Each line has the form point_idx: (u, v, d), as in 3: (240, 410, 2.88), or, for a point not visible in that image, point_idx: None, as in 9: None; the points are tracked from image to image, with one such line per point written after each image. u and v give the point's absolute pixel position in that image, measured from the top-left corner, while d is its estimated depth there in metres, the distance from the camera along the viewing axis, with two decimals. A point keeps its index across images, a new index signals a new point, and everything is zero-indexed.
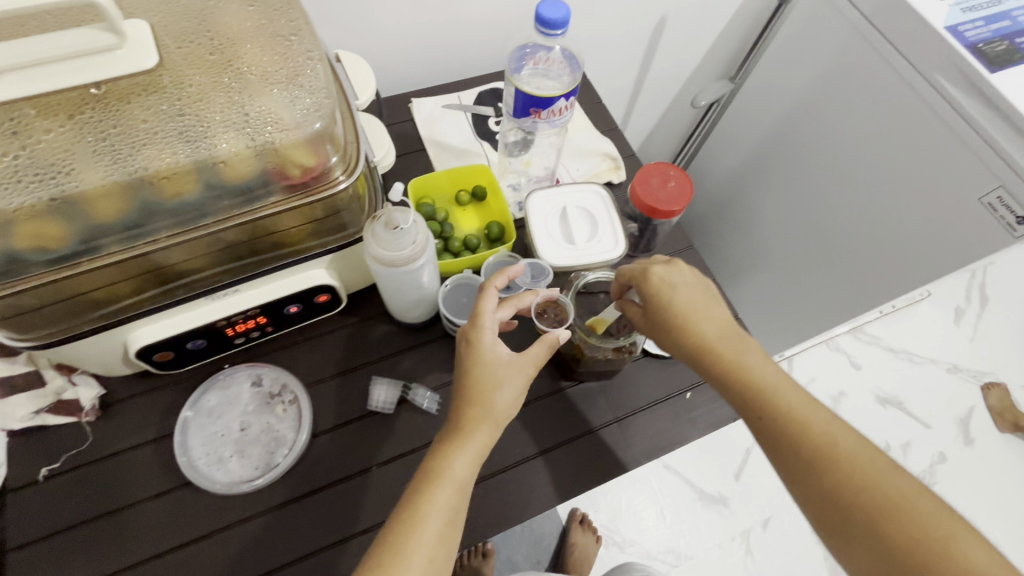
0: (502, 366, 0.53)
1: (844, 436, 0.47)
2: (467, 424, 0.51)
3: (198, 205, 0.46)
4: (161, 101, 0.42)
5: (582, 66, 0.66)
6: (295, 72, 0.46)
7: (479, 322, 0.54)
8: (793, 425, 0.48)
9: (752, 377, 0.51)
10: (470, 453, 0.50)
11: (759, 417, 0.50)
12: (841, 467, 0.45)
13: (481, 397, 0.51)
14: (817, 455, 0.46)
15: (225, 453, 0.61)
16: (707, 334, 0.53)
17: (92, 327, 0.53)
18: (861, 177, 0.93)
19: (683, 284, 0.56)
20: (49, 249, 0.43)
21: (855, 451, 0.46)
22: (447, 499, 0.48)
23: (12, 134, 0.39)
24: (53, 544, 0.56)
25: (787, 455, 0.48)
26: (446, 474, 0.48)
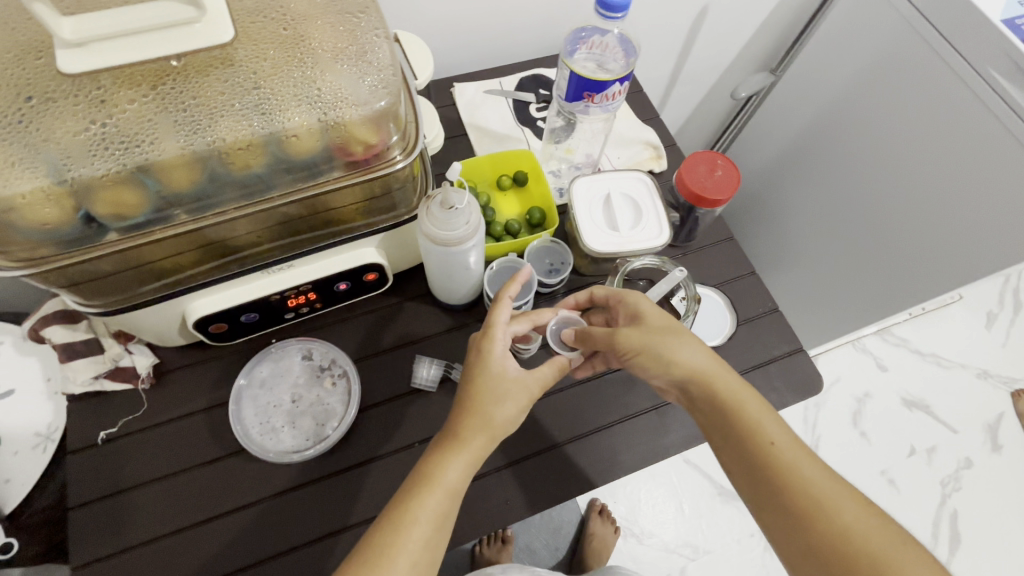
0: (502, 380, 0.54)
1: (838, 487, 0.47)
2: (465, 433, 0.52)
3: (264, 179, 0.47)
4: (237, 74, 0.43)
5: (637, 50, 0.66)
6: (363, 49, 0.47)
7: (490, 329, 0.56)
8: (782, 468, 0.48)
9: (749, 415, 0.51)
10: (464, 462, 0.50)
11: (769, 446, 0.49)
12: (838, 520, 0.45)
13: (478, 410, 0.52)
14: (812, 506, 0.46)
15: (277, 423, 0.63)
16: (703, 368, 0.54)
17: (155, 297, 0.54)
18: (903, 173, 0.91)
19: (671, 325, 0.57)
20: (125, 216, 0.44)
21: (838, 497, 0.46)
22: (436, 505, 0.48)
23: (99, 103, 0.41)
24: (111, 505, 0.58)
25: (782, 497, 0.48)
26: (438, 480, 0.49)
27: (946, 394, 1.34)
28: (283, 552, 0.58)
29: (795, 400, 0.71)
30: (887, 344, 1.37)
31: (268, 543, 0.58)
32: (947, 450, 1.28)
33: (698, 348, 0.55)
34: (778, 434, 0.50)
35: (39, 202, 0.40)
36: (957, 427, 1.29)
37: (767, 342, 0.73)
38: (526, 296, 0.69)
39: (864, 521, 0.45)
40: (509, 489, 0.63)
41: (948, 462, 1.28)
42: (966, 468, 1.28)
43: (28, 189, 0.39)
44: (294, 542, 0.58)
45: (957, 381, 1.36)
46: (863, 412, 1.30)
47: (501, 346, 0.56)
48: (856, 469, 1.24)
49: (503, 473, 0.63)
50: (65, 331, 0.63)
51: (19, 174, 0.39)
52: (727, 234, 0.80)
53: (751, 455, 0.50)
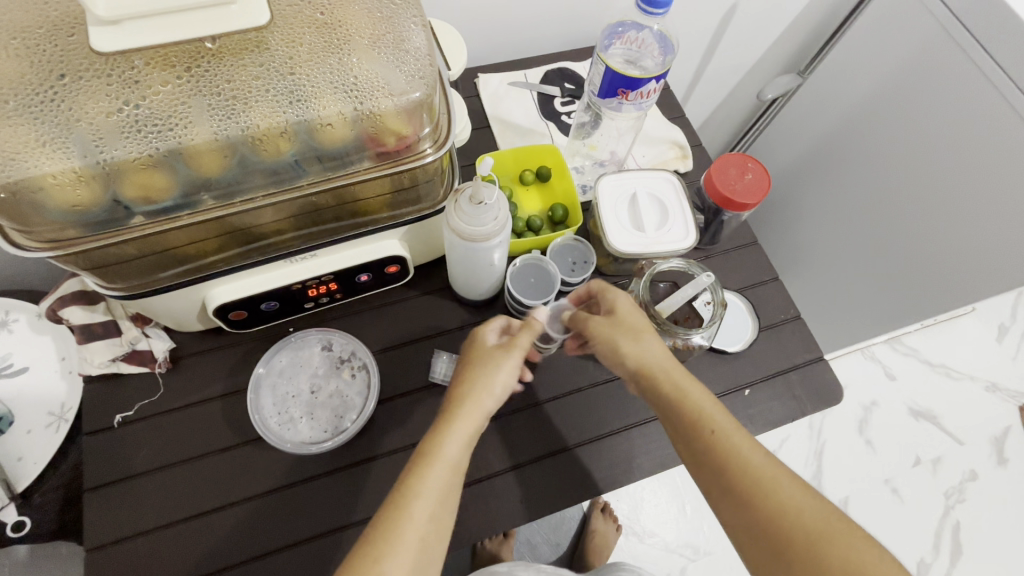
0: (490, 355, 0.54)
1: (778, 469, 0.46)
2: (457, 407, 0.50)
3: (293, 167, 0.46)
4: (272, 59, 0.42)
5: (675, 49, 0.64)
6: (401, 37, 0.45)
7: (482, 325, 0.59)
8: (724, 454, 0.48)
9: (691, 405, 0.51)
10: (461, 434, 0.49)
11: (708, 433, 0.49)
12: (776, 500, 0.45)
13: (467, 382, 0.52)
14: (750, 487, 0.46)
15: (295, 413, 0.62)
16: (652, 361, 0.54)
17: (176, 282, 0.53)
18: (930, 183, 0.90)
19: (637, 317, 0.57)
20: (152, 200, 0.43)
21: (778, 478, 0.46)
22: (440, 478, 0.46)
23: (132, 83, 0.40)
24: (125, 488, 0.58)
25: (727, 484, 0.47)
26: (437, 454, 0.47)
27: (956, 407, 1.32)
28: (299, 542, 0.57)
29: (815, 409, 0.70)
30: (898, 354, 1.35)
31: (283, 534, 0.57)
32: (952, 462, 1.28)
33: (650, 343, 0.55)
34: (717, 420, 0.50)
35: (68, 183, 0.39)
36: (963, 439, 1.28)
37: (788, 350, 0.72)
38: (548, 294, 0.68)
39: (800, 499, 0.44)
40: (525, 487, 0.62)
41: (952, 473, 1.27)
42: (970, 480, 1.27)
43: (58, 170, 0.39)
44: (308, 533, 0.58)
45: (967, 394, 1.34)
46: (869, 421, 1.27)
47: (489, 339, 0.57)
48: (860, 477, 1.24)
49: (520, 471, 0.63)
50: (83, 313, 0.62)
51: (49, 154, 0.38)
52: (752, 239, 0.79)
53: (693, 442, 0.50)
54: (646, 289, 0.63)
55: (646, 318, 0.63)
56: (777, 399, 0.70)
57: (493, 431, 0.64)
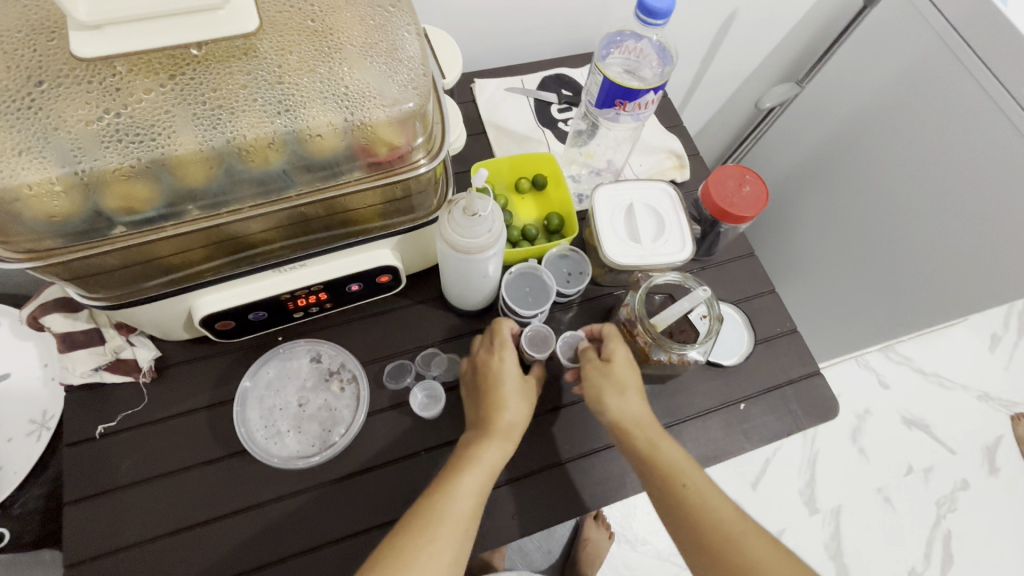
0: (518, 384, 0.60)
1: (744, 524, 0.50)
2: (492, 419, 0.57)
3: (282, 177, 0.45)
4: (260, 67, 0.41)
5: (673, 60, 0.63)
6: (394, 46, 0.44)
7: (503, 345, 0.62)
8: (697, 508, 0.51)
9: (665, 459, 0.54)
10: (496, 445, 0.55)
11: (681, 487, 0.53)
12: (742, 554, 0.48)
13: (502, 406, 0.57)
14: (721, 541, 0.49)
15: (282, 427, 0.61)
16: (630, 416, 0.57)
17: (160, 292, 0.52)
18: (926, 196, 0.90)
19: (628, 375, 0.59)
20: (136, 211, 0.42)
21: (746, 533, 0.50)
22: (478, 482, 0.53)
23: (114, 91, 0.38)
24: (106, 503, 0.57)
25: (698, 538, 0.50)
26: (478, 460, 0.54)
27: (947, 416, 1.32)
28: (284, 559, 0.56)
29: (810, 424, 0.70)
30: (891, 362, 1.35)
31: (267, 550, 0.56)
32: (944, 471, 1.27)
33: (632, 400, 0.58)
34: (690, 475, 0.53)
35: (46, 193, 0.38)
36: (955, 448, 1.28)
37: (783, 364, 0.72)
38: (543, 305, 0.67)
39: (765, 553, 0.48)
40: (516, 502, 0.61)
41: (944, 482, 1.27)
42: (962, 490, 1.27)
43: (36, 181, 0.37)
44: (293, 550, 0.56)
45: (957, 402, 1.34)
46: (862, 429, 1.27)
47: (513, 363, 0.60)
48: (852, 486, 1.23)
49: (511, 486, 0.62)
50: (65, 320, 0.60)
51: (27, 163, 0.37)
52: (748, 250, 0.78)
53: (666, 497, 0.53)
54: (641, 303, 0.62)
55: (641, 332, 0.61)
56: (772, 414, 0.69)
57: None
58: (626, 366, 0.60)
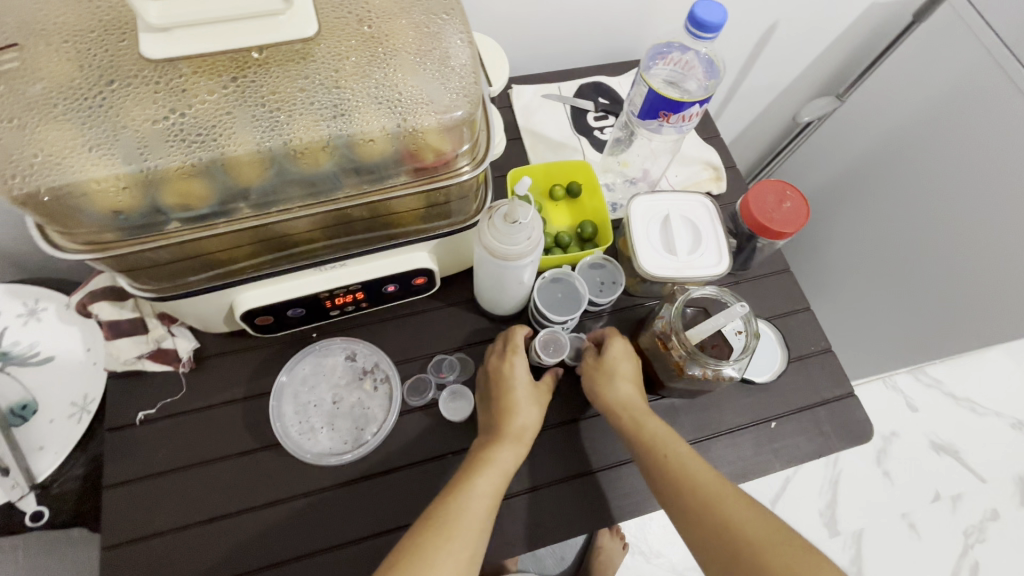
0: (529, 390, 0.61)
1: (724, 488, 0.50)
2: (505, 422, 0.57)
3: (330, 178, 0.46)
4: (317, 71, 0.42)
5: (720, 74, 0.63)
6: (445, 54, 0.45)
7: (514, 350, 0.63)
8: (676, 474, 0.52)
9: (648, 431, 0.56)
10: (513, 449, 0.56)
11: (661, 456, 0.54)
12: (721, 514, 0.48)
13: (516, 409, 0.58)
14: (700, 503, 0.50)
15: (315, 423, 0.62)
16: (619, 397, 0.59)
17: (203, 286, 0.53)
18: (979, 215, 0.87)
19: (623, 365, 0.62)
20: (190, 207, 0.43)
21: (725, 495, 0.49)
22: (495, 483, 0.53)
23: (179, 91, 0.39)
24: (143, 488, 0.58)
25: (678, 502, 0.51)
26: (495, 461, 0.54)
27: (981, 443, 1.18)
28: (313, 553, 0.57)
29: (843, 446, 0.68)
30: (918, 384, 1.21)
31: (295, 543, 0.57)
32: (973, 500, 1.14)
33: (623, 382, 0.60)
34: (672, 446, 0.54)
35: (111, 189, 0.39)
36: (986, 477, 1.14)
37: (818, 384, 0.70)
38: (575, 312, 0.66)
39: (744, 513, 0.48)
40: (541, 509, 0.61)
41: (973, 512, 1.14)
42: (991, 520, 1.14)
43: (102, 176, 0.38)
44: (320, 545, 0.57)
45: (991, 431, 1.20)
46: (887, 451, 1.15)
47: (524, 367, 0.62)
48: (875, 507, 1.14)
49: (538, 493, 0.62)
50: (112, 309, 0.63)
51: (95, 159, 0.38)
52: (783, 266, 0.77)
53: (649, 467, 0.54)
54: (677, 314, 0.61)
55: (675, 345, 0.60)
56: (804, 434, 0.68)
57: None
58: (624, 355, 0.63)
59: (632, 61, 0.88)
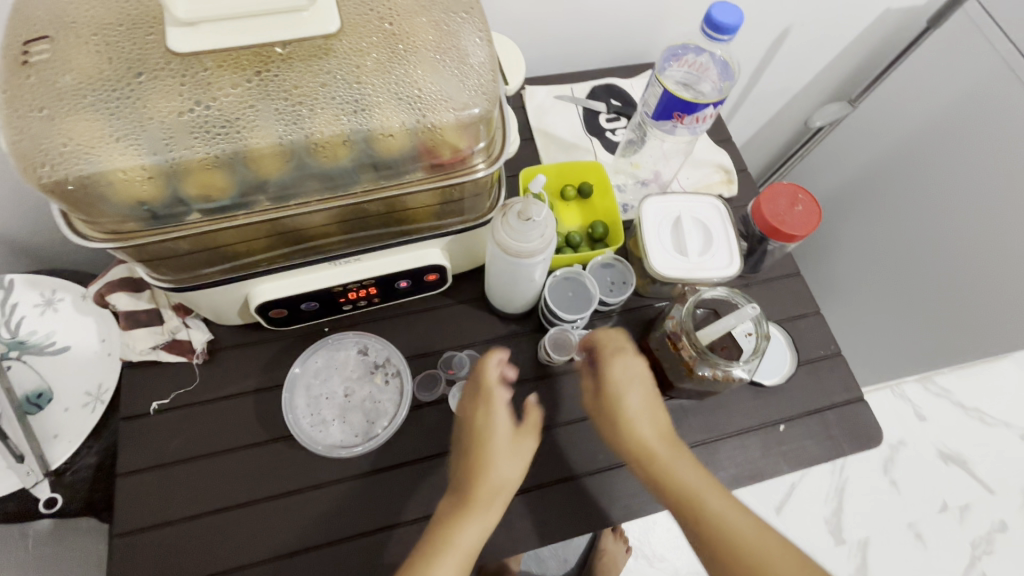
0: (507, 439, 0.56)
1: (761, 537, 0.52)
2: (473, 486, 0.53)
3: (348, 173, 0.46)
4: (338, 66, 0.42)
5: (734, 76, 0.63)
6: (464, 52, 0.45)
7: (489, 394, 0.59)
8: (718, 527, 0.52)
9: (678, 475, 0.55)
10: (479, 519, 0.52)
11: (698, 505, 0.53)
12: (765, 568, 0.50)
13: (485, 470, 0.54)
14: (740, 555, 0.51)
15: (327, 415, 0.62)
16: (639, 436, 0.57)
17: (220, 277, 0.54)
18: (997, 224, 0.87)
19: (629, 394, 0.59)
20: (211, 199, 0.44)
21: (765, 547, 0.51)
22: (456, 565, 0.50)
23: (204, 84, 0.40)
24: (156, 477, 0.59)
25: (716, 552, 0.52)
26: (455, 542, 0.51)
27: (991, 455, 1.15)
28: (322, 545, 0.57)
29: (851, 451, 0.68)
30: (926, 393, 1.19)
31: (306, 534, 0.58)
32: (981, 512, 1.11)
33: (639, 418, 0.57)
34: (704, 491, 0.54)
35: (135, 179, 0.40)
36: (995, 488, 1.11)
37: (827, 388, 0.70)
38: (585, 310, 0.67)
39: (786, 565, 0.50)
40: (548, 507, 0.62)
41: (980, 522, 1.10)
42: (999, 532, 1.10)
43: (127, 166, 0.39)
44: (329, 537, 0.58)
45: (1001, 443, 1.16)
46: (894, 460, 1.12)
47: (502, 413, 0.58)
48: (879, 516, 1.09)
49: (545, 491, 0.62)
50: (129, 299, 0.64)
51: (121, 150, 0.39)
52: (793, 269, 0.77)
53: (681, 511, 0.54)
54: (688, 315, 0.61)
55: (685, 345, 0.60)
56: (812, 438, 0.68)
57: None
58: (629, 377, 0.60)
59: (643, 64, 0.89)
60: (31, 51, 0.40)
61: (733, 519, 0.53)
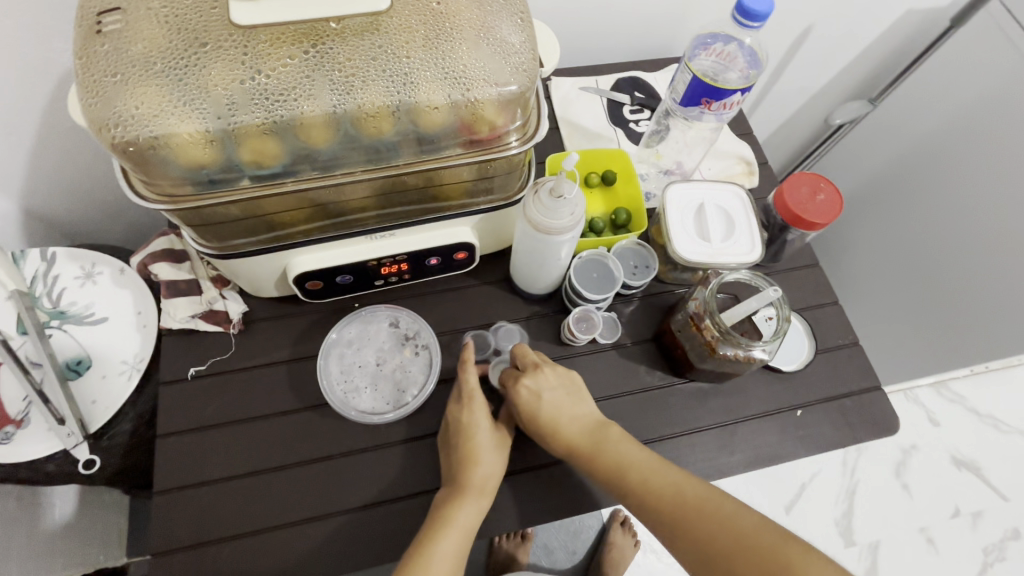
0: (490, 433, 0.60)
1: (704, 491, 0.53)
2: (466, 473, 0.56)
3: (391, 146, 0.49)
4: (387, 42, 0.45)
5: (761, 65, 0.65)
6: (504, 32, 0.48)
7: (471, 398, 0.60)
8: (650, 491, 0.54)
9: (608, 454, 0.57)
10: (474, 502, 0.56)
11: (628, 475, 0.55)
12: (707, 521, 0.51)
13: (476, 460, 0.57)
14: (683, 513, 0.52)
15: (359, 384, 0.64)
16: (568, 432, 0.58)
17: (263, 246, 0.56)
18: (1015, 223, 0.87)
19: (548, 394, 0.59)
20: (263, 165, 0.46)
21: (708, 501, 0.52)
22: (455, 543, 0.53)
23: (263, 55, 0.43)
24: (194, 439, 0.61)
25: (660, 515, 0.53)
26: (453, 522, 0.54)
27: (1007, 462, 1.13)
28: (352, 508, 0.59)
29: (867, 438, 0.69)
30: (941, 399, 1.16)
31: (337, 497, 0.60)
32: (994, 518, 1.08)
33: (563, 412, 0.59)
34: (635, 461, 0.56)
35: (197, 142, 0.42)
36: (1009, 494, 1.08)
37: (844, 376, 0.71)
38: (609, 291, 0.68)
39: (736, 512, 0.51)
40: (570, 481, 0.64)
41: (992, 530, 1.08)
42: (1013, 539, 1.08)
43: (190, 130, 0.42)
44: (361, 501, 0.60)
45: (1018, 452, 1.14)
46: (907, 465, 1.10)
47: (484, 414, 0.60)
48: (892, 519, 1.07)
49: (566, 466, 0.64)
50: (171, 269, 0.67)
51: (185, 114, 0.42)
52: (812, 260, 0.78)
53: (619, 486, 0.56)
54: (711, 296, 0.62)
55: (708, 326, 0.62)
56: (828, 423, 0.69)
57: None
58: (557, 380, 0.61)
59: (667, 58, 0.91)
60: (104, 22, 0.42)
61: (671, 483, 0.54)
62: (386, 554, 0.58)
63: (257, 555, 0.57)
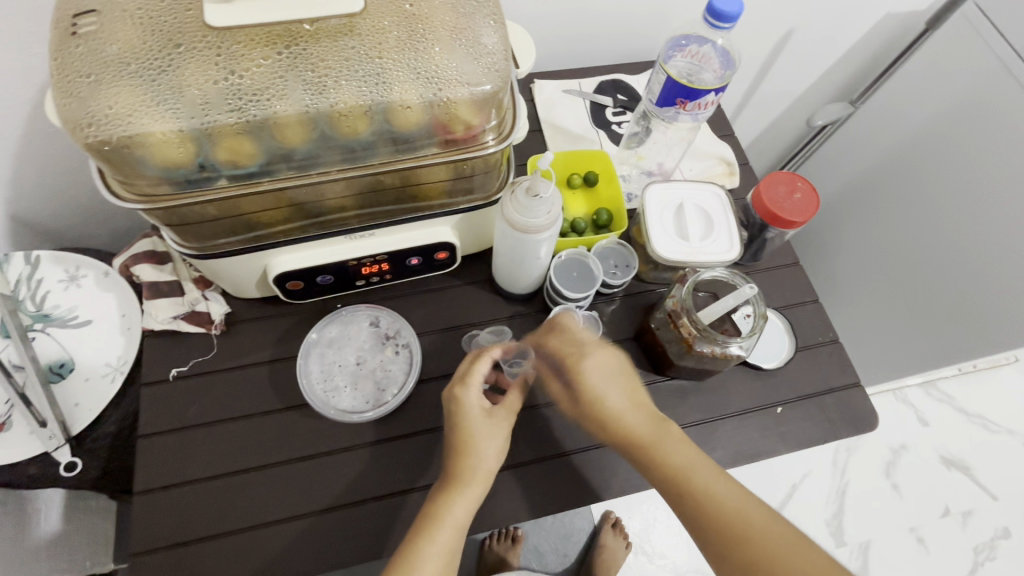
0: (484, 418, 0.57)
1: (763, 512, 0.50)
2: (460, 465, 0.55)
3: (366, 144, 0.49)
4: (359, 43, 0.45)
5: (735, 65, 0.66)
6: (477, 33, 0.48)
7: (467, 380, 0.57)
8: (709, 502, 0.51)
9: (667, 451, 0.53)
10: (467, 496, 0.54)
11: (687, 479, 0.52)
12: (761, 543, 0.49)
13: (469, 449, 0.55)
14: (743, 531, 0.49)
15: (340, 383, 0.65)
16: (626, 422, 0.55)
17: (242, 246, 0.57)
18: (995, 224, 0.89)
19: (613, 391, 0.55)
20: (239, 164, 0.47)
21: (767, 524, 0.50)
22: (447, 540, 0.52)
23: (237, 56, 0.43)
24: (176, 439, 0.61)
25: (710, 527, 0.50)
26: (445, 517, 0.52)
27: (996, 461, 1.13)
28: (331, 508, 0.60)
29: (847, 434, 0.70)
30: (930, 399, 1.16)
31: (321, 496, 0.60)
32: (984, 517, 1.09)
33: (627, 402, 0.55)
34: (694, 463, 0.53)
35: (172, 142, 0.43)
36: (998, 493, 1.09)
37: (825, 373, 0.72)
38: (589, 290, 0.69)
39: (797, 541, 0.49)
40: (551, 479, 0.64)
41: (982, 529, 1.08)
42: (1002, 538, 1.08)
43: (165, 129, 0.42)
44: (342, 500, 0.60)
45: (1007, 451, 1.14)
46: (897, 464, 1.11)
47: (477, 397, 0.57)
48: (882, 518, 1.08)
49: (547, 464, 0.64)
50: (153, 270, 0.67)
51: (159, 114, 0.42)
52: (793, 259, 0.79)
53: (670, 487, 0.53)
54: (688, 294, 0.63)
55: (685, 324, 0.63)
56: (809, 420, 0.69)
57: (528, 420, 0.66)
58: (613, 366, 0.57)
59: (649, 60, 0.92)
60: (79, 23, 0.43)
61: (732, 498, 0.51)
62: (368, 553, 0.58)
63: (239, 555, 0.57)
